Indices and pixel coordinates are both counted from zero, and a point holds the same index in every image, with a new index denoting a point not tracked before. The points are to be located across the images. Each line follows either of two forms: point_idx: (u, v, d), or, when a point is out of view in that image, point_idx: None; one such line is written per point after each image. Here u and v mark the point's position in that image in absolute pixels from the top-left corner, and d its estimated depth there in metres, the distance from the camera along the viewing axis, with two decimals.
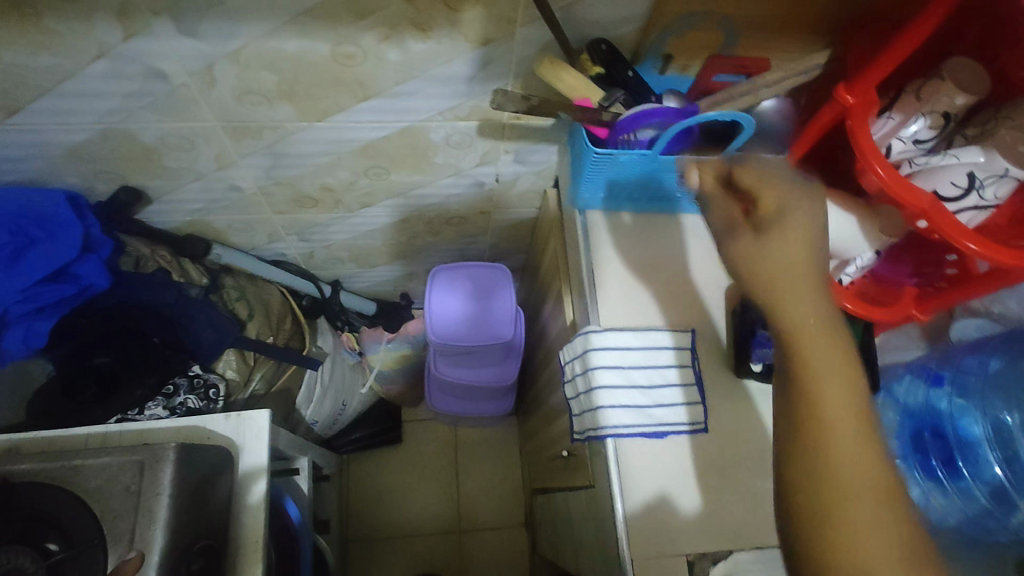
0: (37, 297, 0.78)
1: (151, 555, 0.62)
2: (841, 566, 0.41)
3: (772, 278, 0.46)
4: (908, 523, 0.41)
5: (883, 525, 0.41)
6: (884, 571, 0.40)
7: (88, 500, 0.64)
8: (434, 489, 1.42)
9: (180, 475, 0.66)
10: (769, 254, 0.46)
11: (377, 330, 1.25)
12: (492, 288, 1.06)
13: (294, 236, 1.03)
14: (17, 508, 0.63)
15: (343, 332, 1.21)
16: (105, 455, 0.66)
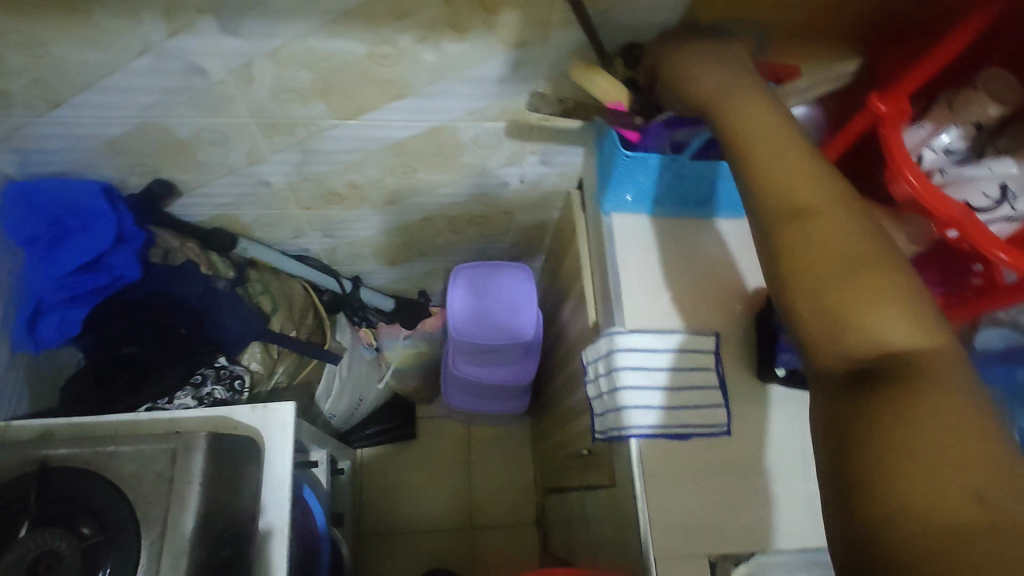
0: (72, 287, 0.81)
1: (182, 540, 0.63)
2: (887, 465, 0.34)
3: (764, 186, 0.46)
4: (958, 414, 0.34)
5: (930, 419, 0.35)
6: (940, 467, 0.33)
7: (122, 485, 0.66)
8: (446, 485, 1.43)
9: (211, 463, 0.67)
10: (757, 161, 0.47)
11: (394, 326, 1.24)
12: (512, 287, 1.07)
13: (318, 232, 1.04)
14: (53, 491, 0.65)
15: (360, 328, 1.22)
16: (138, 442, 0.68)
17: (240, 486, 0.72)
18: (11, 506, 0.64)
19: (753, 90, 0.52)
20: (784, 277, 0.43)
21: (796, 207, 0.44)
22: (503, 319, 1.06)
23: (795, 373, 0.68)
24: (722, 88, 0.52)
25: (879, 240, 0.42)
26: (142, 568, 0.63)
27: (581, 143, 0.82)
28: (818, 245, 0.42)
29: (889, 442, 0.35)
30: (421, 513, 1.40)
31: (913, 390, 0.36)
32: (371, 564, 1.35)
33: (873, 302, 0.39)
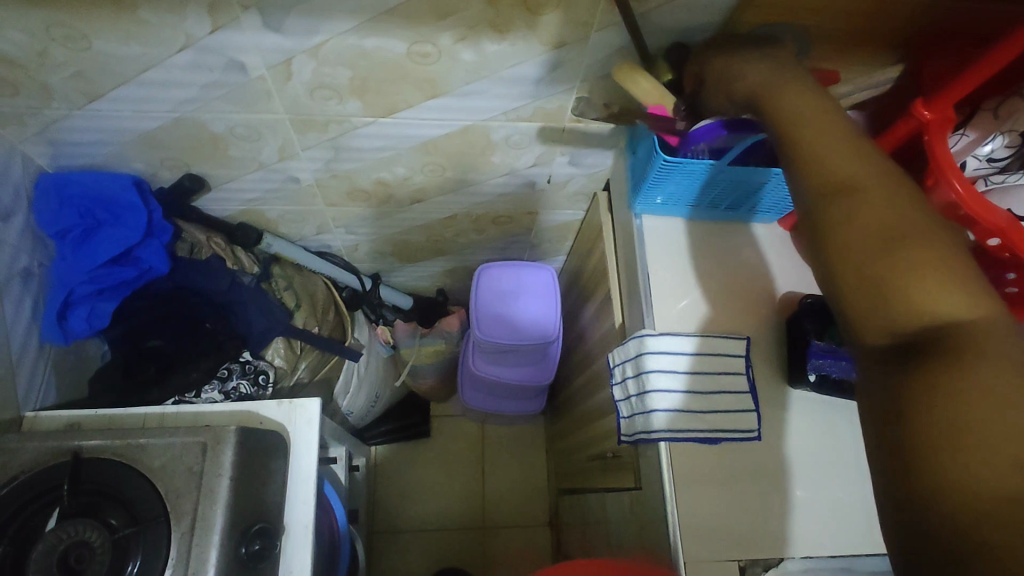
0: (101, 280, 0.81)
1: (212, 533, 0.64)
2: (929, 435, 0.34)
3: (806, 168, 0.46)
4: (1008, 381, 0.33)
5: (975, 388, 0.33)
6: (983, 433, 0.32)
7: (152, 478, 0.66)
8: (459, 484, 1.43)
9: (240, 457, 0.68)
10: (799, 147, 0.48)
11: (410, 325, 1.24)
12: (534, 288, 1.08)
13: (342, 228, 1.04)
14: (86, 482, 0.66)
15: (377, 326, 1.22)
16: (169, 435, 0.68)
17: (267, 480, 0.72)
18: (45, 495, 0.65)
19: (799, 76, 0.52)
20: (826, 253, 0.43)
21: (839, 184, 0.44)
22: (525, 319, 1.06)
23: (826, 380, 0.68)
24: (768, 73, 0.52)
25: (925, 215, 0.41)
26: (172, 562, 0.63)
27: (612, 144, 0.82)
28: (861, 220, 0.42)
29: (935, 409, 0.34)
30: (434, 512, 1.40)
31: (962, 357, 0.35)
32: (383, 561, 1.35)
33: (919, 270, 0.38)
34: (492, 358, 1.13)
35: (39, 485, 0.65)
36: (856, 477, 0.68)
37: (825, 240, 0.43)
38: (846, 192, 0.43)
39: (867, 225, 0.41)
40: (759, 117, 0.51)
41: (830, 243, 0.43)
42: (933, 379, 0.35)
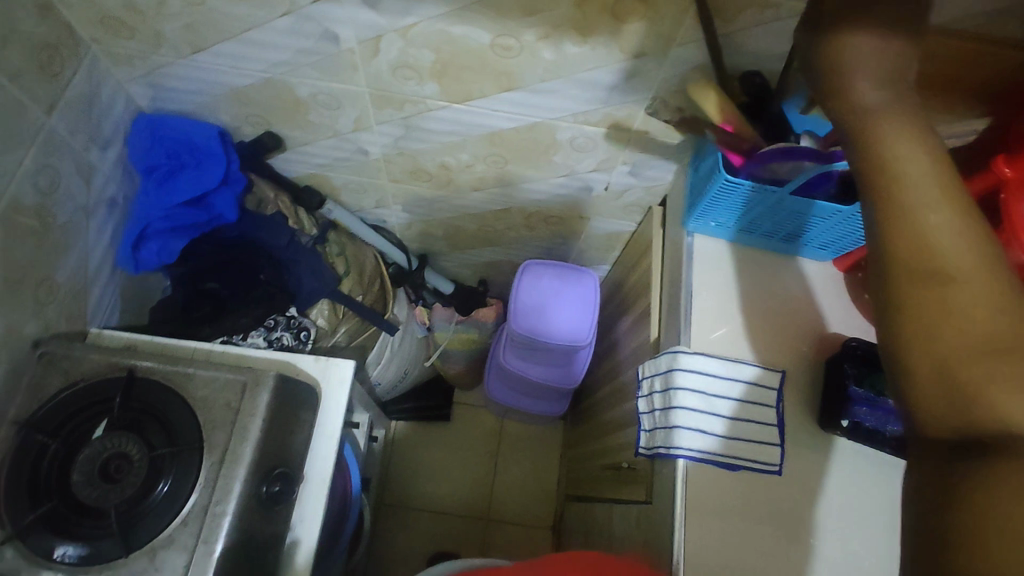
0: (175, 218, 0.86)
1: (240, 466, 0.67)
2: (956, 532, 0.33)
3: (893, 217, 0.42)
4: None
5: None
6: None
7: (194, 406, 0.71)
8: (470, 473, 1.45)
9: (275, 402, 0.72)
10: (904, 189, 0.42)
11: (449, 309, 1.27)
12: (576, 290, 1.08)
13: (399, 206, 1.08)
14: (136, 399, 0.71)
15: (416, 305, 1.26)
16: (215, 371, 0.72)
17: (295, 428, 0.75)
18: (98, 405, 0.70)
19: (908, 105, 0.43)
20: (899, 327, 0.40)
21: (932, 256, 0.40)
22: (551, 326, 1.07)
23: (860, 428, 0.67)
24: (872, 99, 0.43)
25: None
26: (199, 486, 0.67)
27: (675, 160, 0.82)
28: (953, 304, 0.38)
29: (982, 519, 0.32)
30: (442, 496, 1.43)
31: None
32: (386, 534, 1.39)
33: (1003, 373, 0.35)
34: (517, 350, 1.14)
35: (94, 394, 0.71)
36: (874, 532, 0.66)
37: (898, 311, 0.40)
38: (942, 271, 0.39)
39: (959, 313, 0.38)
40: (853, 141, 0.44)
41: (906, 321, 0.40)
42: (987, 487, 0.33)
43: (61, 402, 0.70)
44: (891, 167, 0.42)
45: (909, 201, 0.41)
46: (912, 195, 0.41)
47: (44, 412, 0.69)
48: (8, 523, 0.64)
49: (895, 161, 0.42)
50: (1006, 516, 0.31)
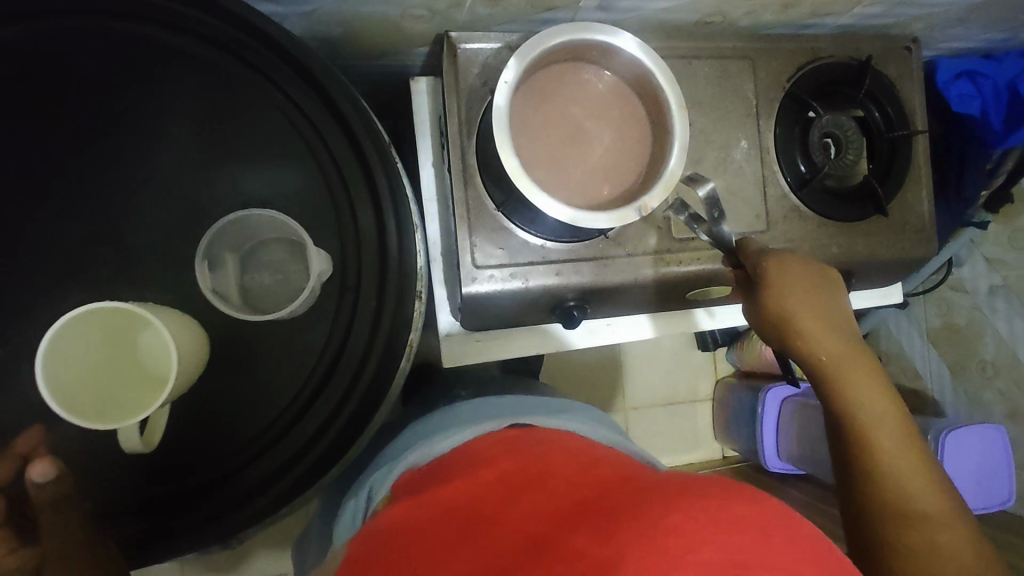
0: (998, 99, 0.87)
1: (862, 252, 0.74)
2: (893, 491, 0.58)
3: (810, 368, 0.64)
4: (923, 465, 0.59)
5: (898, 423, 0.61)
6: (912, 489, 0.57)
7: (897, 193, 0.75)
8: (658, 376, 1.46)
9: (911, 261, 0.77)
10: (835, 352, 0.62)
11: None
12: (992, 471, 0.98)
13: (995, 274, 1.08)
14: (898, 142, 0.75)
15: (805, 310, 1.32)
16: (930, 198, 0.76)
17: (880, 279, 0.80)
18: (888, 107, 0.74)
19: (783, 283, 0.61)
20: (859, 418, 0.61)
21: (813, 361, 0.63)
22: (958, 471, 0.97)
23: None
24: (774, 321, 0.63)
25: (864, 360, 0.63)
26: (843, 222, 0.74)
27: None
28: (845, 390, 0.62)
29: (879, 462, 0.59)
30: (648, 391, 1.46)
31: (860, 433, 0.60)
32: (580, 373, 1.41)
33: (859, 380, 0.62)
34: (800, 408, 1.30)
35: (892, 100, 0.75)
36: None
37: (852, 409, 0.61)
38: (812, 365, 0.63)
39: (868, 399, 0.61)
40: (768, 333, 0.65)
41: (855, 411, 0.61)
42: (861, 438, 0.60)
43: (884, 80, 0.75)
44: (797, 340, 0.63)
45: (815, 366, 0.63)
46: (825, 361, 0.62)
47: (874, 68, 0.74)
48: (789, 79, 0.72)
49: (827, 368, 0.62)
50: (901, 474, 0.58)
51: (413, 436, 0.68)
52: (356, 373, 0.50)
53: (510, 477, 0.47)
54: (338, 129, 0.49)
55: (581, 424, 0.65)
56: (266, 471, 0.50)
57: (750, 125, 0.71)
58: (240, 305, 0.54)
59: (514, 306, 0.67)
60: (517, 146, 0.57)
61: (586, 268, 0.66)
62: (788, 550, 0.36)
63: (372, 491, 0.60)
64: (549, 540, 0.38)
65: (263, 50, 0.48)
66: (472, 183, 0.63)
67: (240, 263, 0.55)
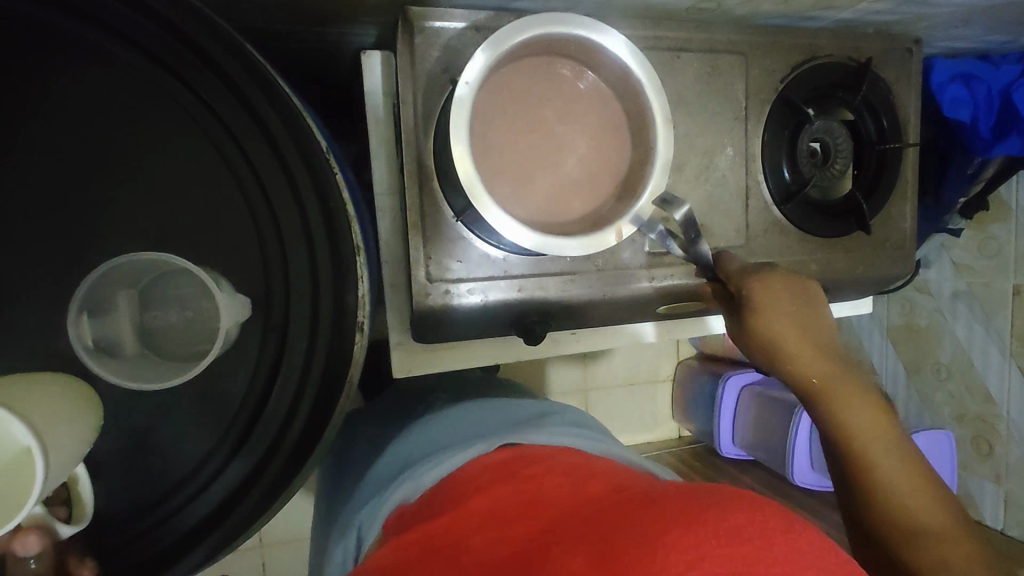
0: (987, 106, 0.83)
1: (840, 272, 0.70)
2: (894, 514, 0.54)
3: (799, 389, 0.58)
4: (926, 479, 0.54)
5: (895, 439, 0.55)
6: (915, 509, 0.53)
7: (880, 209, 0.71)
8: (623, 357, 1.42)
9: (886, 279, 0.74)
10: (823, 374, 0.56)
11: None
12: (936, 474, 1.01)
13: (961, 279, 1.05)
14: (888, 154, 0.70)
15: None
16: (914, 214, 0.73)
17: (853, 295, 0.77)
18: (882, 115, 0.69)
19: (767, 302, 0.56)
20: (853, 439, 0.55)
21: (800, 382, 0.57)
22: None
23: None
24: (759, 344, 0.57)
25: (854, 377, 0.56)
26: (824, 239, 0.70)
27: None
28: (836, 412, 0.56)
29: (877, 483, 0.55)
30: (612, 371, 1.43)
31: (857, 456, 0.55)
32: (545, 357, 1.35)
33: (851, 399, 0.56)
34: (760, 398, 1.31)
35: (886, 108, 0.69)
36: None
37: (845, 431, 0.56)
38: (800, 388, 0.58)
39: (862, 419, 0.55)
40: (754, 356, 0.59)
41: (848, 434, 0.56)
42: (858, 459, 0.55)
43: (881, 84, 0.69)
44: (782, 362, 0.57)
45: (802, 388, 0.57)
46: (812, 383, 0.56)
47: (872, 71, 0.68)
48: (783, 79, 0.66)
49: (814, 391, 0.57)
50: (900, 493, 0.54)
51: (394, 460, 0.59)
52: (289, 415, 0.45)
53: (498, 505, 0.43)
54: (264, 146, 0.44)
55: (573, 436, 0.56)
56: (203, 513, 0.45)
57: (737, 130, 0.65)
58: (141, 353, 0.46)
59: (471, 322, 0.61)
60: (478, 153, 0.50)
61: (552, 284, 0.60)
62: (794, 556, 0.32)
63: (360, 525, 0.53)
64: (536, 562, 0.35)
65: (178, 47, 0.42)
66: (429, 187, 0.56)
67: (139, 299, 0.46)
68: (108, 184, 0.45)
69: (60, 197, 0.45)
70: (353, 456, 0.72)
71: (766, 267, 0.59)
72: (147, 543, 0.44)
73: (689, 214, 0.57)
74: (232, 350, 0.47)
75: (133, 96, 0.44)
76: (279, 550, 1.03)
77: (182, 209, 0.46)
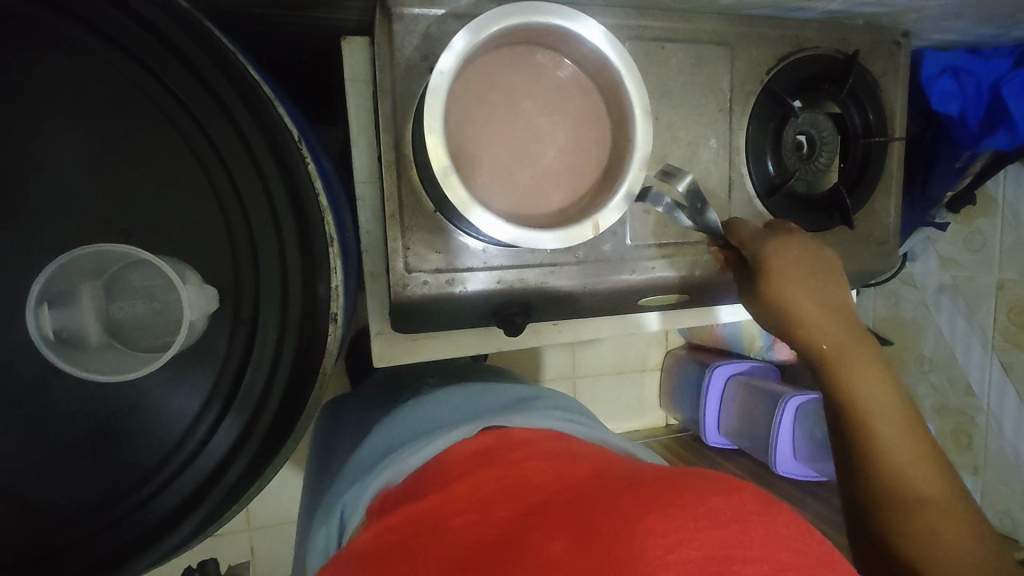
0: (975, 101, 0.82)
1: None
2: (892, 482, 0.55)
3: (809, 356, 0.59)
4: (926, 450, 0.56)
5: (899, 412, 0.56)
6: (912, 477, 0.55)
7: (864, 204, 0.71)
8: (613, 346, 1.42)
9: (868, 274, 0.74)
10: (833, 342, 0.57)
11: None
12: None
13: (946, 273, 1.05)
14: (873, 147, 0.70)
15: None
16: (897, 209, 0.73)
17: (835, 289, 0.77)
18: (867, 108, 0.69)
19: (782, 269, 0.58)
20: (859, 410, 0.56)
21: (810, 349, 0.58)
22: None
23: None
24: (773, 309, 0.58)
25: (864, 349, 0.58)
26: (807, 233, 0.69)
27: None
28: (845, 382, 0.57)
29: (879, 454, 0.55)
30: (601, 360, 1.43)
31: (862, 426, 0.56)
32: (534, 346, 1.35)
33: (859, 368, 0.57)
34: (746, 388, 1.33)
35: (872, 101, 0.69)
36: None
37: (852, 401, 0.57)
38: (811, 355, 0.58)
39: (870, 391, 0.56)
40: (767, 322, 0.61)
41: (854, 405, 0.56)
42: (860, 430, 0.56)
43: (867, 76, 0.69)
44: (794, 327, 0.58)
45: (812, 355, 0.58)
46: (822, 349, 0.57)
47: (858, 63, 0.68)
48: (768, 72, 0.65)
49: (824, 358, 0.58)
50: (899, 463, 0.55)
51: (379, 445, 0.59)
52: (260, 405, 0.46)
53: (477, 488, 0.43)
54: (231, 133, 0.44)
55: (555, 419, 0.56)
56: (175, 502, 0.45)
57: (721, 121, 0.64)
58: (106, 345, 0.46)
59: (450, 312, 0.61)
60: (455, 143, 0.49)
61: (531, 275, 0.60)
62: (770, 537, 0.32)
63: (343, 508, 0.53)
64: (514, 545, 0.35)
65: (142, 34, 0.41)
66: (407, 176, 0.56)
67: (105, 291, 0.46)
68: (75, 171, 0.44)
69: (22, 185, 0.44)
70: (336, 444, 0.72)
71: (785, 235, 0.59)
72: (120, 531, 0.45)
73: (693, 181, 0.59)
74: (205, 339, 0.47)
75: (98, 84, 0.44)
76: (266, 535, 1.04)
77: (153, 197, 0.46)
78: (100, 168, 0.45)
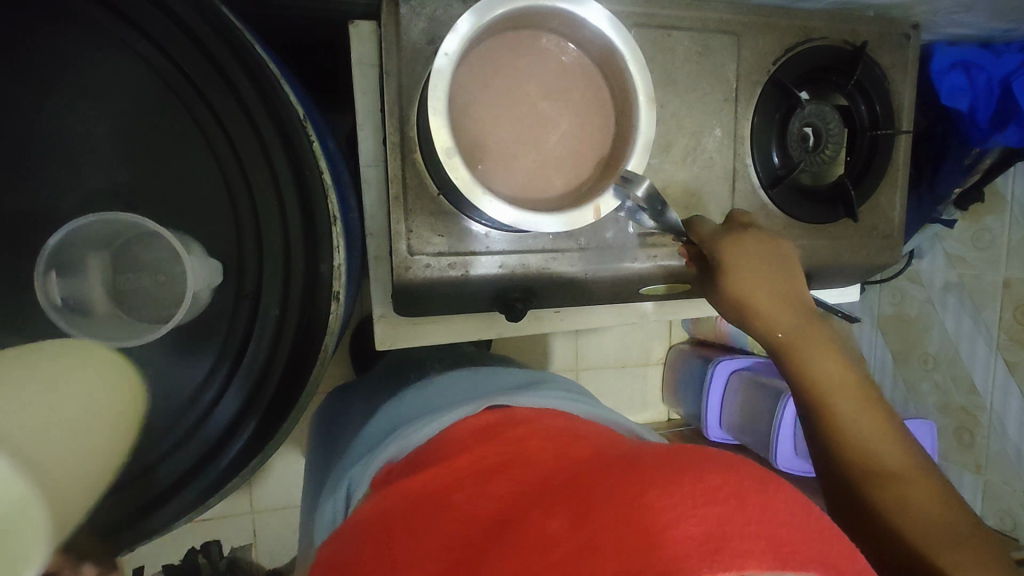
0: (987, 96, 0.81)
1: (827, 258, 0.70)
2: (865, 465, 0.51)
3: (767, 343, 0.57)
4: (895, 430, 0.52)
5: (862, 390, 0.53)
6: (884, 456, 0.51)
7: (869, 196, 0.71)
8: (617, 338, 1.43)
9: (872, 268, 0.74)
10: (790, 327, 0.56)
11: None
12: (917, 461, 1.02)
13: (953, 270, 1.04)
14: (879, 139, 0.69)
15: None
16: (903, 203, 0.72)
17: (839, 282, 0.77)
18: (873, 100, 0.69)
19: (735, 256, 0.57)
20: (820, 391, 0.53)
21: (769, 335, 0.56)
22: None
23: None
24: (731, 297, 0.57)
25: (822, 331, 0.56)
26: (812, 225, 0.69)
27: None
28: (803, 362, 0.55)
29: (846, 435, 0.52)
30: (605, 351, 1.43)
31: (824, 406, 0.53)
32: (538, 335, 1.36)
33: (818, 349, 0.55)
34: (748, 382, 1.33)
35: (879, 93, 0.69)
36: None
37: (810, 383, 0.54)
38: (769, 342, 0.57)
39: (829, 370, 0.54)
40: (728, 314, 0.59)
41: (815, 387, 0.54)
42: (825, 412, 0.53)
43: (874, 68, 0.68)
44: (751, 314, 0.57)
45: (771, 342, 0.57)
46: (779, 335, 0.56)
47: (866, 55, 0.68)
48: (775, 61, 0.65)
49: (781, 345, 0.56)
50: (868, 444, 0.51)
51: (383, 423, 0.59)
52: (266, 379, 0.46)
53: (479, 461, 0.43)
54: (237, 110, 0.44)
55: (556, 398, 0.56)
56: (178, 472, 0.46)
57: (727, 110, 0.64)
58: (112, 314, 0.47)
59: (452, 296, 0.61)
60: (459, 126, 0.50)
61: (533, 260, 0.60)
62: (768, 514, 0.32)
63: (348, 482, 0.54)
64: (514, 521, 0.36)
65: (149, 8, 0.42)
66: (411, 159, 0.56)
67: (111, 263, 0.47)
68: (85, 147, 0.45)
69: (35, 158, 0.45)
70: (338, 425, 0.73)
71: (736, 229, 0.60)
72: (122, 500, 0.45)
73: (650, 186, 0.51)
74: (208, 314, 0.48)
75: (107, 59, 0.44)
76: (270, 515, 1.05)
77: (163, 173, 0.47)
78: (107, 141, 0.46)
